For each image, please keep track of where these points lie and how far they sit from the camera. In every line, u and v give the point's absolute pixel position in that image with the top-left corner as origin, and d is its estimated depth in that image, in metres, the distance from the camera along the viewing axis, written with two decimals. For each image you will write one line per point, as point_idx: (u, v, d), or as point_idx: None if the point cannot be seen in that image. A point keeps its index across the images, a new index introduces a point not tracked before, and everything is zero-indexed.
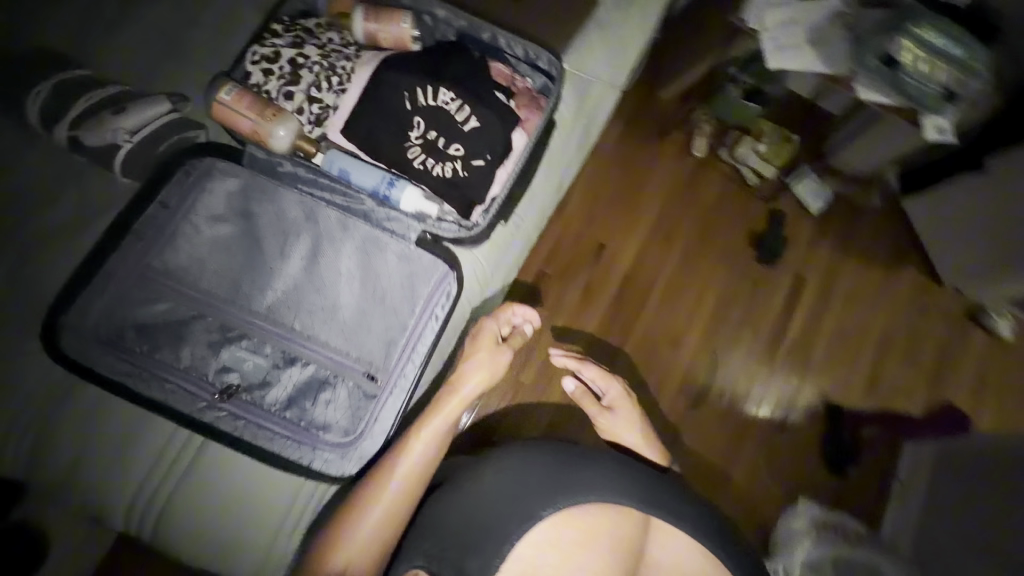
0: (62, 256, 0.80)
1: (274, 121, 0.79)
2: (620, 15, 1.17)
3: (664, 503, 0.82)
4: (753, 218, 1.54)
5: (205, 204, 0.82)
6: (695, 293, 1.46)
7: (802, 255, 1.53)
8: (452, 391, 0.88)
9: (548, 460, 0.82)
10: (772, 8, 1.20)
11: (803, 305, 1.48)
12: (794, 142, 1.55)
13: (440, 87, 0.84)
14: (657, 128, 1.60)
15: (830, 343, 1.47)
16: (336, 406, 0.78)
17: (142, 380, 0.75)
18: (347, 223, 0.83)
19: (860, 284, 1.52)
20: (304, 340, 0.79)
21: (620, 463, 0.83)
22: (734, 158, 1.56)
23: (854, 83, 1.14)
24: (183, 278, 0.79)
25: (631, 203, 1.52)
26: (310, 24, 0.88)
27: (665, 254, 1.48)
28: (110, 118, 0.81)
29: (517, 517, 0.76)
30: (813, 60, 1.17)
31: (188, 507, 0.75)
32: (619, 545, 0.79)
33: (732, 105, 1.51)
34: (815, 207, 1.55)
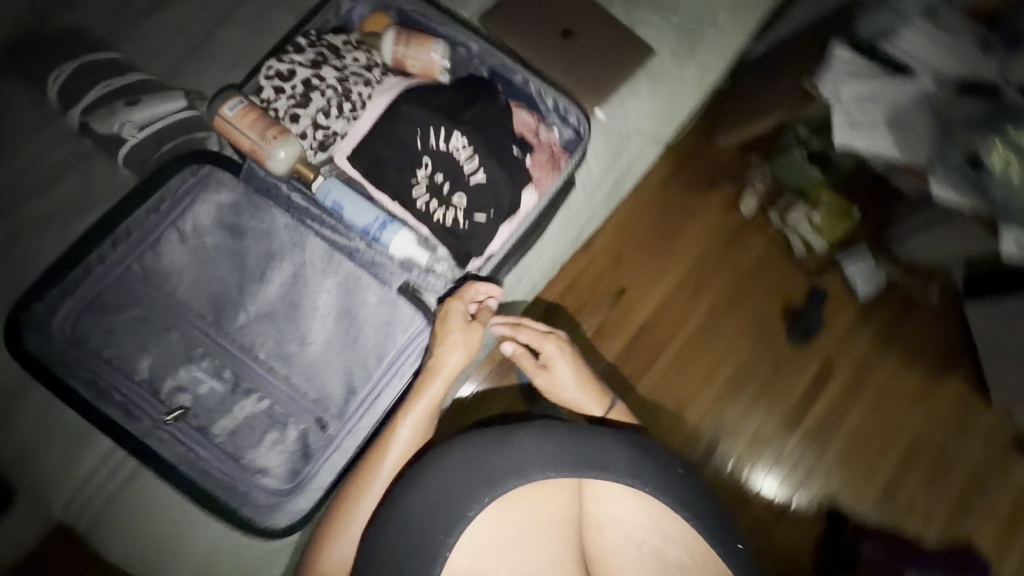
0: (56, 240, 0.81)
1: (275, 141, 0.75)
2: (676, 66, 1.09)
3: (604, 464, 0.73)
4: (792, 291, 1.42)
5: (194, 215, 0.79)
6: (711, 359, 1.35)
7: (837, 343, 1.40)
8: (431, 383, 0.75)
9: (475, 451, 0.72)
10: (852, 79, 1.05)
11: (827, 396, 1.36)
12: (854, 220, 1.38)
13: (454, 132, 0.79)
14: (708, 177, 1.48)
15: (849, 442, 1.34)
16: (279, 451, 0.74)
17: (97, 388, 0.73)
18: (332, 258, 0.79)
19: (895, 385, 1.39)
20: (266, 370, 0.77)
21: (546, 428, 0.74)
22: (784, 223, 1.42)
23: (929, 176, 1.00)
24: (160, 285, 0.77)
25: (662, 252, 1.42)
26: (334, 39, 0.83)
27: (688, 313, 1.38)
28: (122, 111, 0.81)
29: (443, 523, 0.67)
30: (887, 144, 1.03)
31: (118, 519, 0.74)
32: (556, 527, 0.75)
33: (795, 165, 1.36)
34: (865, 293, 1.40)
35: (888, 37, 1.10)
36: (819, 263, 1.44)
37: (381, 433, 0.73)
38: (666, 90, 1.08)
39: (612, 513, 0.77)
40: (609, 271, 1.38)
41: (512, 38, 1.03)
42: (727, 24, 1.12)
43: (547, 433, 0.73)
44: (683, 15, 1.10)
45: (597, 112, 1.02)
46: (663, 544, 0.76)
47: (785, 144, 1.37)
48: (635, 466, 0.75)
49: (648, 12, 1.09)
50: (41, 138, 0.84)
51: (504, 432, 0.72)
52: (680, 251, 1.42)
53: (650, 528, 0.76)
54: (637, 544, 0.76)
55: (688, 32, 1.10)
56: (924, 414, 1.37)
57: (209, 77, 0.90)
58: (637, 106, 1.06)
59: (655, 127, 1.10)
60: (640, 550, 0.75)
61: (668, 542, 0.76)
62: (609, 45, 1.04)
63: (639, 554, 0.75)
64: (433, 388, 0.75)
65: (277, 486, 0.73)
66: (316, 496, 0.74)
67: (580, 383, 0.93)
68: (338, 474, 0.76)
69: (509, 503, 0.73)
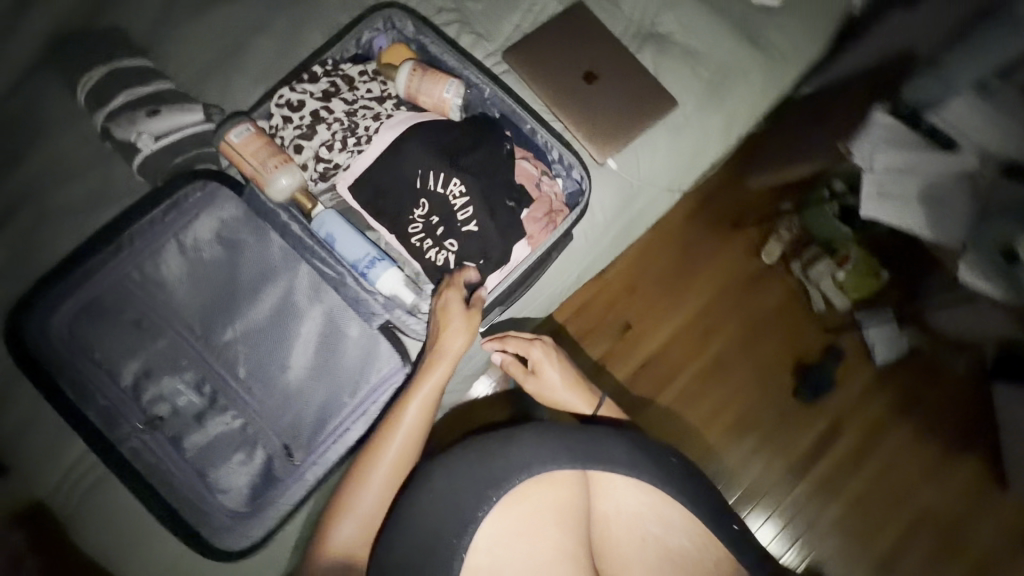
0: (63, 236, 0.83)
1: (276, 170, 0.77)
2: (705, 116, 1.06)
3: (607, 457, 0.79)
4: (805, 344, 1.46)
5: (195, 229, 0.81)
6: (721, 398, 1.42)
7: (846, 403, 1.44)
8: (432, 370, 0.76)
9: (480, 451, 0.77)
10: (891, 150, 1.03)
11: (836, 450, 1.42)
12: (881, 280, 1.40)
13: (453, 177, 0.81)
14: (731, 219, 1.53)
15: (856, 501, 1.39)
16: (245, 472, 0.76)
17: (83, 390, 0.75)
18: (320, 289, 0.80)
19: (901, 452, 1.42)
20: (244, 390, 0.78)
21: (546, 429, 0.79)
22: (805, 276, 1.45)
23: (960, 261, 0.98)
24: (156, 293, 0.80)
25: (678, 289, 1.48)
26: (350, 71, 0.85)
27: (700, 353, 1.44)
28: (143, 120, 0.83)
29: (455, 522, 0.72)
30: (917, 222, 1.01)
31: (80, 521, 0.75)
32: (564, 519, 0.78)
33: (823, 222, 1.35)
34: (883, 357, 1.44)
35: (934, 106, 1.03)
36: (836, 320, 1.48)
37: (383, 421, 0.74)
38: (686, 143, 1.06)
39: (615, 502, 0.82)
40: (622, 303, 1.45)
41: (533, 75, 1.01)
42: (759, 79, 1.09)
43: (549, 432, 0.79)
44: (714, 66, 1.06)
45: (609, 160, 1.00)
46: (663, 533, 0.81)
47: (817, 198, 1.37)
48: (638, 460, 0.80)
49: (675, 60, 1.05)
50: (65, 140, 0.86)
51: (508, 430, 0.78)
52: (697, 293, 1.48)
53: (652, 518, 0.81)
54: (638, 533, 0.81)
55: (717, 85, 1.06)
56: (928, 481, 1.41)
57: (227, 91, 0.91)
58: (653, 157, 1.03)
59: (671, 178, 1.08)
60: (643, 540, 0.81)
61: (669, 531, 0.82)
62: (632, 93, 1.02)
63: (642, 542, 0.81)
64: (433, 375, 0.76)
65: (237, 508, 0.75)
66: (273, 523, 0.76)
67: (568, 385, 0.96)
68: (296, 504, 0.77)
69: (517, 498, 0.77)
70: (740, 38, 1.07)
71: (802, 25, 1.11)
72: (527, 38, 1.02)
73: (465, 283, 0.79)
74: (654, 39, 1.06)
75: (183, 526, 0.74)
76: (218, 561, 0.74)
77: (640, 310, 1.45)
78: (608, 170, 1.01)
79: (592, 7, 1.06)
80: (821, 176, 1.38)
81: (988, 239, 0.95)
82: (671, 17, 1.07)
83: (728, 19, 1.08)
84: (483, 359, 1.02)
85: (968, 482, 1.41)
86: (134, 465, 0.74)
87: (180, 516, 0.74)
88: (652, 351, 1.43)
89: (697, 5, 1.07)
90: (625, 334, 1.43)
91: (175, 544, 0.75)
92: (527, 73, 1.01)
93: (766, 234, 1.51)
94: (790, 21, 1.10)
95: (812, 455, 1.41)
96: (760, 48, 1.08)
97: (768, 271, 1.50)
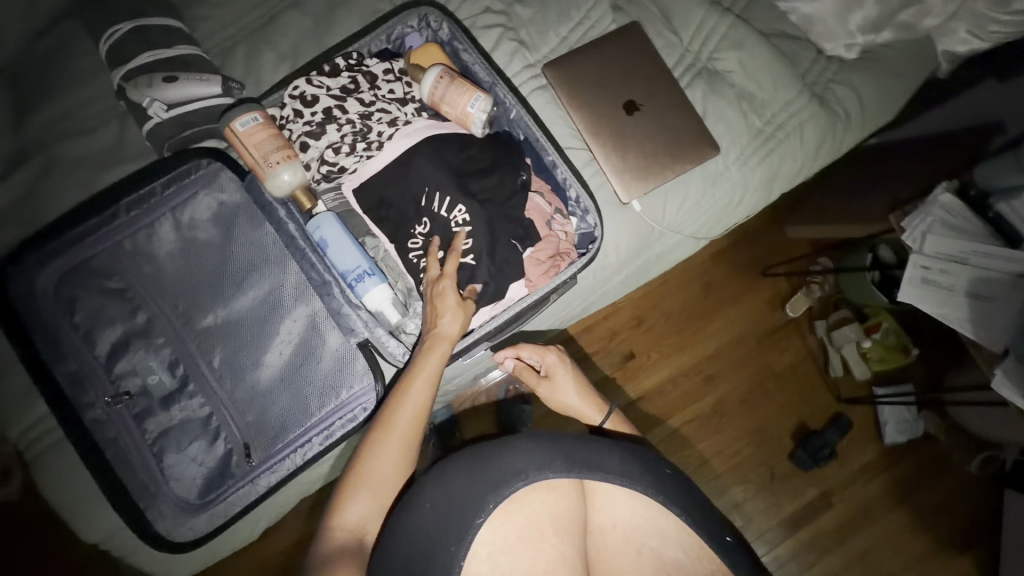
0: (55, 190, 0.80)
1: (279, 165, 0.74)
2: (752, 161, 0.98)
3: (602, 465, 0.74)
4: (814, 410, 1.39)
5: (193, 208, 0.79)
6: (728, 439, 1.37)
7: (843, 479, 1.37)
8: (434, 343, 0.73)
9: (469, 461, 0.72)
10: (949, 235, 0.98)
11: (845, 496, 1.36)
12: (910, 357, 1.33)
13: (459, 204, 0.77)
14: (759, 267, 1.44)
15: (861, 560, 1.34)
16: (201, 463, 0.76)
17: (57, 351, 0.75)
18: (306, 292, 0.79)
19: (890, 535, 1.35)
20: (215, 379, 0.77)
21: (540, 437, 0.74)
22: (828, 338, 1.37)
23: (997, 367, 0.91)
24: (144, 265, 0.78)
25: (691, 330, 1.41)
26: (374, 69, 0.81)
27: (702, 399, 1.38)
28: (156, 86, 0.80)
29: (452, 533, 0.67)
30: (960, 319, 0.97)
31: (38, 480, 0.75)
32: (563, 528, 0.74)
33: (861, 286, 1.27)
34: (892, 440, 1.35)
35: (1006, 195, 0.97)
36: (851, 389, 1.40)
37: (390, 396, 0.70)
38: (720, 195, 0.98)
39: (612, 513, 0.79)
40: (628, 332, 1.39)
41: (571, 96, 0.94)
42: (816, 137, 0.99)
43: (544, 438, 0.74)
44: (769, 114, 0.98)
45: (634, 202, 0.94)
46: (660, 544, 0.78)
47: (857, 262, 1.28)
48: (630, 469, 0.75)
49: (727, 102, 0.97)
50: (82, 95, 0.84)
51: (501, 438, 0.73)
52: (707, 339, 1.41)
53: (651, 531, 0.78)
54: (634, 546, 0.78)
55: (767, 136, 0.98)
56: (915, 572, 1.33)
57: (249, 66, 0.88)
58: (681, 205, 0.97)
59: (697, 228, 1.01)
60: (639, 553, 0.78)
61: (665, 543, 0.78)
62: (675, 131, 0.93)
63: (638, 556, 0.77)
64: (438, 347, 0.73)
65: (189, 500, 0.75)
66: (221, 519, 0.76)
67: (580, 392, 0.92)
68: (249, 504, 0.77)
69: (514, 506, 0.73)
70: (804, 88, 0.97)
71: (877, 83, 1.01)
72: (571, 55, 0.95)
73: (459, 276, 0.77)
74: (708, 76, 0.98)
75: (129, 506, 0.73)
76: (159, 548, 0.74)
77: (646, 345, 1.39)
78: (631, 211, 0.95)
79: (649, 30, 0.98)
80: (863, 240, 1.29)
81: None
82: (733, 54, 0.97)
83: (794, 65, 0.99)
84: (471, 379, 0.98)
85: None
86: (96, 437, 0.74)
87: (132, 498, 0.74)
88: (652, 387, 1.38)
89: (764, 43, 0.97)
90: (629, 363, 1.38)
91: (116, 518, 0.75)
92: (566, 93, 0.94)
93: (793, 289, 1.43)
94: (863, 76, 1.00)
95: (795, 521, 1.35)
96: (824, 103, 0.99)
97: (788, 327, 1.42)
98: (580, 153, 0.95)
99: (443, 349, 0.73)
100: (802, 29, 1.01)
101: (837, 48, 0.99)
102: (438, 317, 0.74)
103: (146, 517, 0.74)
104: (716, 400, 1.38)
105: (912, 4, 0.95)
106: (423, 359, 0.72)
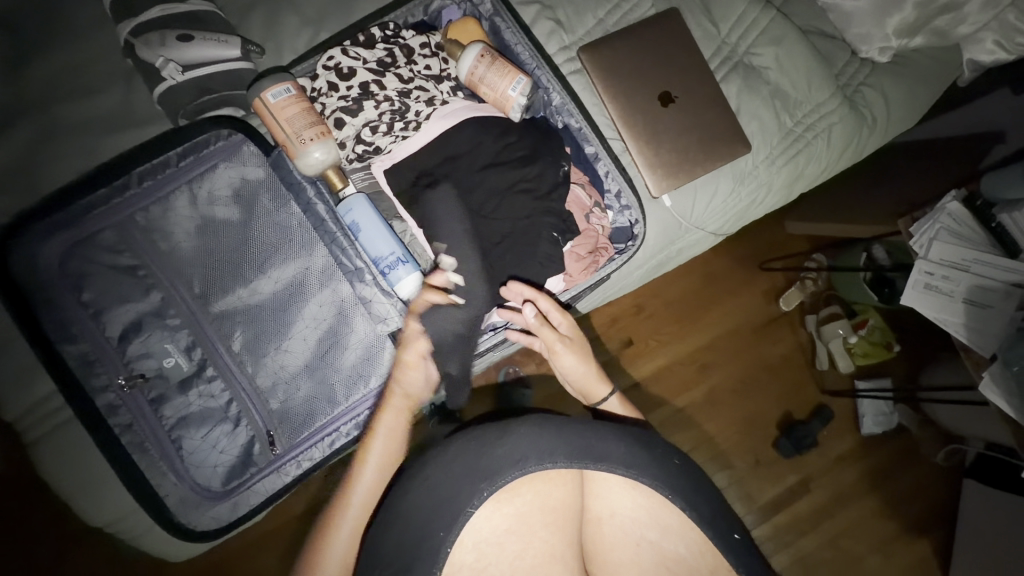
0: (52, 154, 0.74)
1: (312, 142, 0.69)
2: (780, 159, 0.98)
3: (602, 455, 0.70)
4: (800, 400, 1.44)
5: (210, 182, 0.74)
6: (723, 427, 1.41)
7: (823, 467, 1.43)
8: (389, 407, 0.72)
9: (466, 448, 0.69)
10: (953, 244, 1.02)
11: (819, 486, 1.42)
12: (892, 353, 1.37)
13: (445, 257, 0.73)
14: (760, 261, 1.46)
15: (835, 543, 1.41)
16: (224, 450, 0.73)
17: (66, 331, 0.70)
18: (333, 276, 0.76)
19: (859, 519, 1.42)
20: (235, 364, 0.74)
21: (545, 423, 0.70)
22: (818, 332, 1.40)
23: (987, 370, 0.96)
24: (159, 241, 0.73)
25: (691, 320, 1.43)
26: (411, 42, 0.76)
27: (699, 387, 1.41)
28: (170, 46, 0.73)
29: (441, 519, 0.64)
30: (954, 322, 1.01)
31: (39, 464, 0.71)
32: (555, 523, 0.72)
33: (852, 281, 1.31)
34: (869, 430, 1.41)
35: (1009, 207, 0.99)
36: (837, 382, 1.45)
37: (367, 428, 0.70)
38: (746, 194, 0.98)
39: (613, 503, 0.76)
40: (628, 320, 1.40)
41: (608, 85, 0.91)
42: (844, 139, 0.99)
43: (544, 425, 0.70)
44: (801, 115, 0.97)
45: (664, 197, 0.93)
46: (659, 538, 0.74)
47: (852, 262, 1.30)
48: (636, 459, 0.72)
49: (762, 100, 0.96)
50: (84, 51, 0.77)
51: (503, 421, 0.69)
52: (708, 330, 1.43)
53: (649, 522, 0.75)
54: (631, 538, 0.74)
55: (796, 137, 0.97)
56: (881, 556, 1.41)
57: (269, 30, 0.82)
58: (710, 202, 0.96)
59: (719, 226, 1.01)
60: (638, 546, 0.74)
61: (665, 538, 0.74)
62: (710, 127, 0.92)
63: (635, 548, 0.74)
64: (393, 411, 0.72)
65: (211, 488, 0.73)
66: (244, 508, 0.74)
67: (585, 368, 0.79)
68: (271, 494, 0.75)
69: (507, 496, 0.70)
70: (837, 91, 0.97)
71: (904, 88, 1.01)
72: (608, 40, 0.91)
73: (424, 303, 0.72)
74: (744, 70, 0.96)
75: (149, 493, 0.70)
76: (179, 538, 0.71)
77: (649, 335, 1.41)
78: (661, 206, 0.94)
79: (688, 18, 0.96)
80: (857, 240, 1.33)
81: (1016, 357, 0.93)
82: (771, 49, 0.96)
83: (829, 66, 0.98)
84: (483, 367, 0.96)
85: (916, 564, 1.40)
86: (109, 422, 0.70)
87: (148, 487, 0.70)
88: (651, 376, 1.40)
89: (804, 42, 0.95)
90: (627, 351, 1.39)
91: (125, 503, 0.72)
92: (602, 81, 0.91)
93: (789, 283, 1.46)
94: (893, 80, 1.00)
95: (775, 503, 1.41)
96: (854, 107, 0.99)
97: (783, 321, 1.46)
98: (618, 144, 0.93)
99: (400, 412, 0.73)
100: (838, 29, 1.00)
101: (871, 51, 0.97)
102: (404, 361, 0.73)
103: (167, 506, 0.71)
104: (709, 389, 1.42)
105: (948, 10, 0.94)
106: (379, 423, 0.71)
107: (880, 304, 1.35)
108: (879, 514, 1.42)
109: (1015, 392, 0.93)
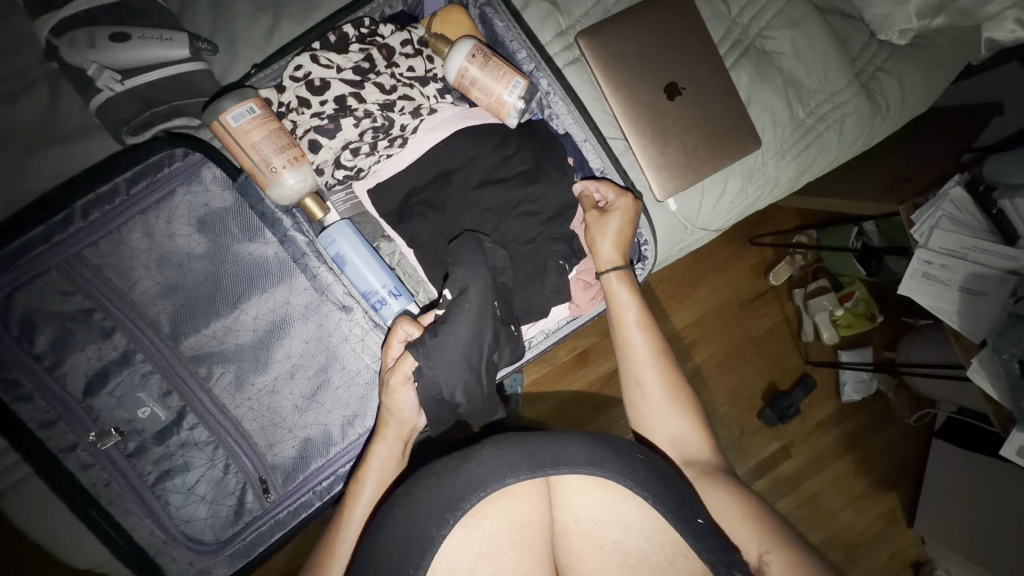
0: None
1: (284, 170, 0.62)
2: (791, 152, 0.90)
3: (564, 460, 0.57)
4: (783, 369, 1.27)
5: (170, 211, 0.66)
6: (713, 394, 1.25)
7: (809, 428, 1.28)
8: (382, 437, 0.65)
9: (432, 477, 0.57)
10: (952, 232, 0.92)
11: (800, 448, 1.27)
12: (876, 324, 1.21)
13: (444, 289, 0.65)
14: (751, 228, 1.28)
15: (821, 498, 1.27)
16: (213, 501, 0.69)
17: (18, 389, 0.63)
18: (316, 309, 0.69)
19: (841, 474, 1.28)
20: (218, 408, 0.68)
21: (507, 439, 0.59)
22: (804, 306, 1.24)
23: (973, 358, 0.89)
24: (114, 279, 0.65)
25: (678, 287, 1.25)
26: (392, 40, 0.67)
27: (688, 355, 1.25)
28: (100, 46, 0.61)
29: (409, 552, 0.52)
30: (946, 308, 0.92)
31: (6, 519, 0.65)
32: (526, 539, 0.56)
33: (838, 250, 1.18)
34: (848, 398, 1.26)
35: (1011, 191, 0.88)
36: (820, 353, 1.28)
37: (361, 452, 0.64)
38: (754, 192, 0.91)
39: (575, 503, 0.59)
40: None
41: (608, 74, 0.81)
42: (859, 129, 0.92)
43: (513, 438, 0.59)
44: (813, 105, 0.90)
45: (670, 201, 0.87)
46: (623, 535, 0.58)
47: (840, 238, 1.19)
48: (601, 458, 0.58)
49: (775, 90, 0.88)
50: None
51: (464, 445, 0.58)
52: (700, 300, 1.26)
53: (611, 518, 0.58)
54: (594, 541, 0.58)
55: (807, 129, 0.90)
56: (859, 510, 1.28)
57: (219, 19, 0.70)
58: (717, 201, 0.90)
59: (723, 226, 0.94)
60: (601, 551, 0.57)
61: (629, 533, 0.58)
62: (717, 118, 0.83)
63: (600, 555, 0.57)
64: (387, 442, 0.65)
65: (205, 540, 0.69)
66: (242, 560, 0.71)
67: (617, 246, 0.70)
68: (268, 542, 0.71)
69: (475, 520, 0.55)
70: (854, 79, 0.90)
71: (925, 71, 0.93)
72: (610, 22, 0.80)
73: (400, 338, 0.64)
74: (756, 55, 0.89)
75: (136, 554, 0.67)
76: None
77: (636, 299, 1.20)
78: (666, 210, 0.88)
79: None
80: (850, 215, 1.19)
81: (1008, 344, 0.84)
82: (787, 33, 0.89)
83: (846, 49, 0.91)
84: (509, 379, 0.97)
85: (884, 515, 1.28)
86: (82, 481, 0.65)
87: (137, 542, 0.67)
88: None
89: (822, 25, 0.88)
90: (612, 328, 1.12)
91: (99, 555, 0.67)
92: (602, 70, 0.80)
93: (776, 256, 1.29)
94: (911, 65, 0.92)
95: (762, 468, 1.26)
96: (869, 94, 0.91)
97: (769, 295, 1.28)
98: (619, 143, 0.85)
99: (395, 444, 0.65)
100: (857, 8, 0.94)
101: (890, 34, 0.92)
102: (390, 397, 0.64)
103: (158, 559, 0.68)
104: (695, 368, 1.25)
105: None
106: (371, 453, 0.64)
107: (870, 277, 1.18)
108: (855, 471, 1.28)
109: (1004, 377, 0.85)
